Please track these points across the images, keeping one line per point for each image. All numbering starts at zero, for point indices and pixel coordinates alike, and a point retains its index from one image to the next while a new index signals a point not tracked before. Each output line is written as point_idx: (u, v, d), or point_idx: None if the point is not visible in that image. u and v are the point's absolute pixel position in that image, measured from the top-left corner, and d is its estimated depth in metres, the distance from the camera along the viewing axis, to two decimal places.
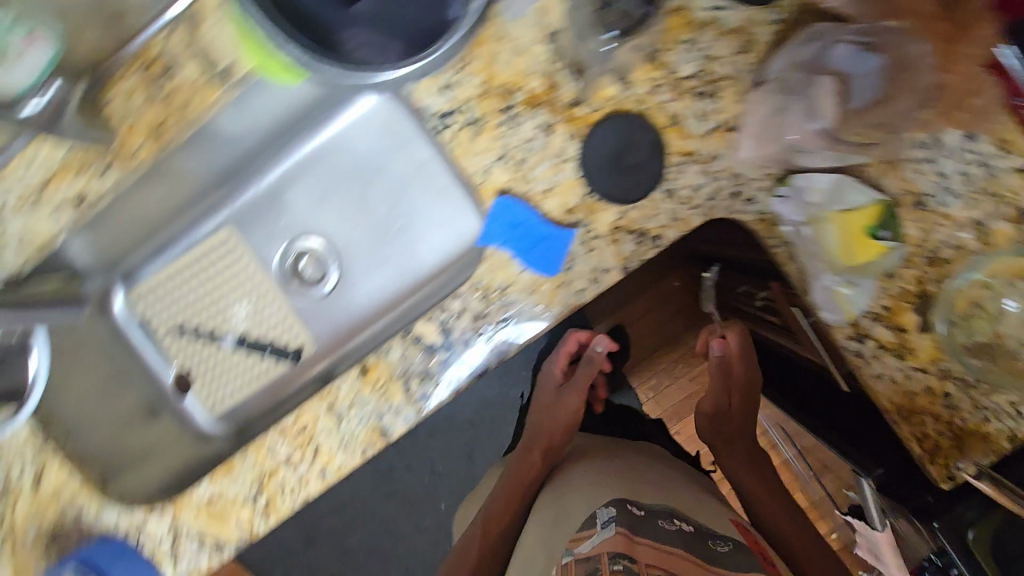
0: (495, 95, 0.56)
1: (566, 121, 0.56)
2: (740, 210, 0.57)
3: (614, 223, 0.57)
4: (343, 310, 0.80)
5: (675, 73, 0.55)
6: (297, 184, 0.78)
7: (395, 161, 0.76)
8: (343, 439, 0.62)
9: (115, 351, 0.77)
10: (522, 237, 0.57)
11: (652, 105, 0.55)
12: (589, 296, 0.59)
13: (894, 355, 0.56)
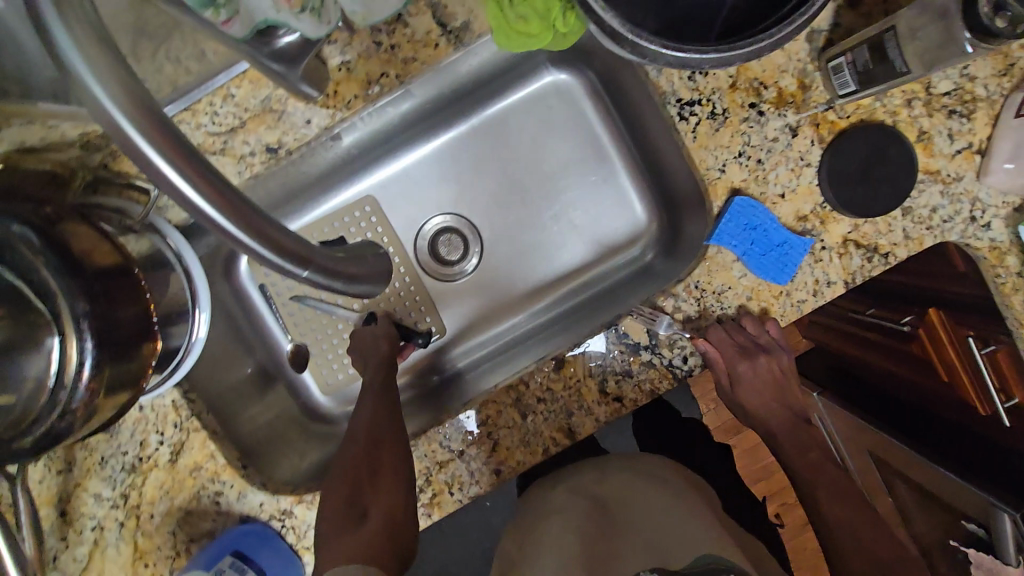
0: (744, 89, 0.54)
1: (813, 125, 0.54)
2: (972, 236, 0.56)
3: (845, 236, 0.55)
4: (480, 297, 0.74)
5: (928, 89, 0.54)
6: (451, 158, 0.72)
7: (560, 144, 0.72)
8: (526, 435, 0.57)
9: (236, 312, 0.70)
10: (757, 241, 0.54)
11: (903, 118, 0.54)
12: (807, 309, 0.56)
13: None
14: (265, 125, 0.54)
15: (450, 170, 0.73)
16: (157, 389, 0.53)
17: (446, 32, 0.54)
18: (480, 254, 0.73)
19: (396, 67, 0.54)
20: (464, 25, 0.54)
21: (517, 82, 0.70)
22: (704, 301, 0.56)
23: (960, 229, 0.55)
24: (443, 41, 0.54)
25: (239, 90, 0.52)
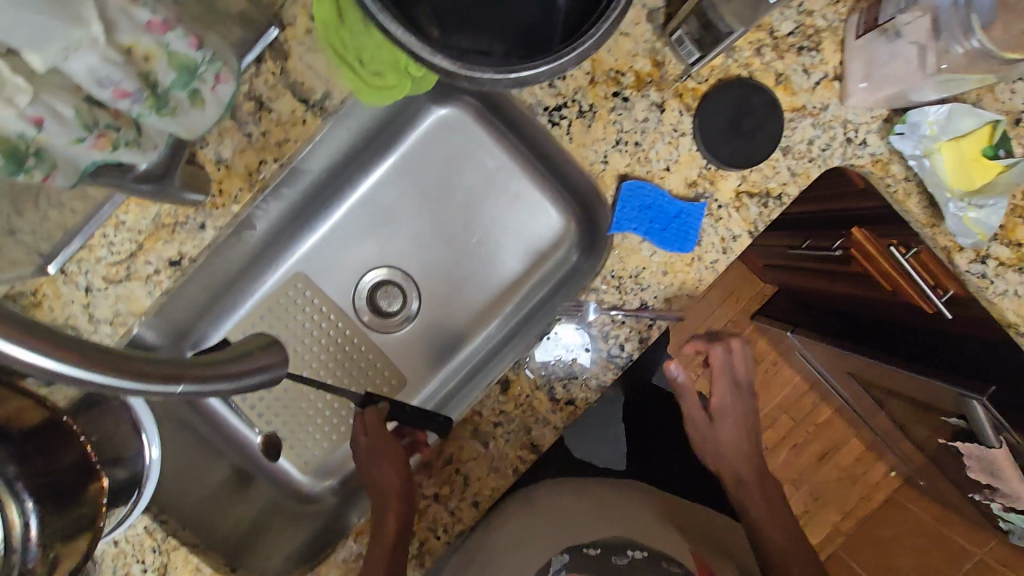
0: (603, 81, 0.56)
1: (677, 96, 0.56)
2: (854, 155, 0.58)
3: (736, 189, 0.57)
4: (429, 338, 0.76)
5: (774, 33, 0.56)
6: (365, 215, 0.74)
7: (464, 174, 0.74)
8: (492, 462, 0.57)
9: (197, 424, 0.70)
10: (654, 218, 0.57)
11: (758, 67, 0.56)
12: (721, 268, 0.58)
13: (1017, 269, 0.58)
14: (162, 239, 0.54)
15: (369, 224, 0.75)
16: (123, 522, 0.53)
17: (309, 107, 0.54)
18: (417, 299, 0.75)
19: (273, 152, 0.55)
20: (327, 94, 0.55)
21: (408, 126, 0.73)
22: (624, 287, 0.57)
23: (840, 153, 0.57)
24: (309, 115, 0.55)
25: (128, 214, 0.53)
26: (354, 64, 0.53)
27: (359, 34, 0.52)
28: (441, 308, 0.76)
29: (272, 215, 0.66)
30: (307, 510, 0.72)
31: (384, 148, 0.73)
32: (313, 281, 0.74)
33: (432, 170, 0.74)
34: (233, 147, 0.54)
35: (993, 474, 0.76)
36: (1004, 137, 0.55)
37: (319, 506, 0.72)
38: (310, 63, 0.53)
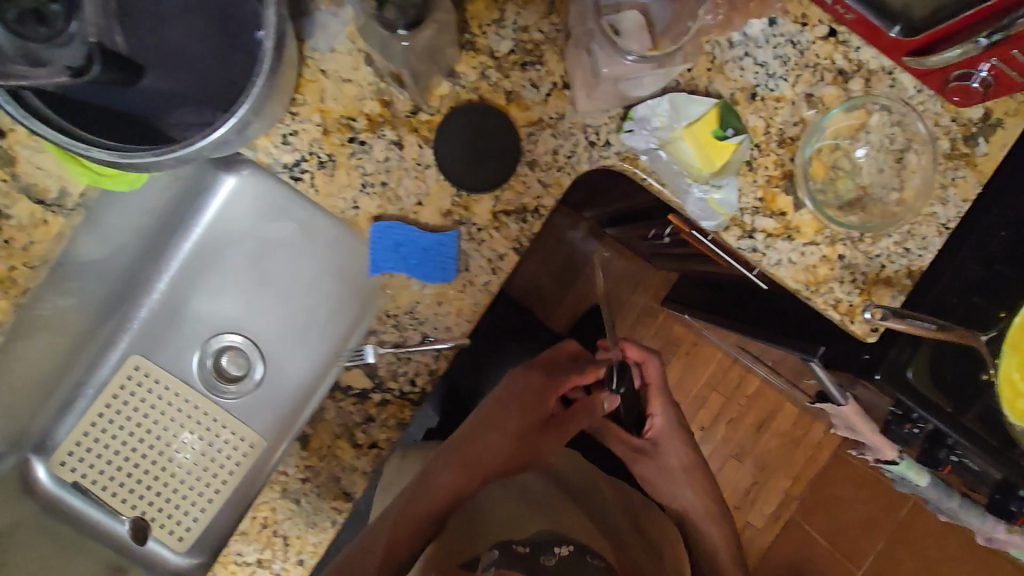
0: (340, 121, 0.84)
1: (416, 133, 0.84)
2: (604, 153, 0.87)
3: (494, 210, 0.86)
4: (277, 385, 1.04)
5: (493, 53, 0.84)
6: (192, 296, 1.04)
7: (277, 234, 0.99)
8: (281, 490, 0.87)
9: (48, 529, 0.94)
10: (406, 255, 0.85)
11: (484, 88, 0.84)
12: (495, 284, 0.88)
13: (786, 236, 0.90)
14: None
15: (224, 284, 1.03)
16: None
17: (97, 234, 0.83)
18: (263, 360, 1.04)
19: None
20: (67, 197, 0.82)
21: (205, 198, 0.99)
22: (401, 322, 0.87)
23: (588, 155, 0.87)
24: None
25: None
26: (84, 166, 0.79)
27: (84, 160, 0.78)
28: (289, 359, 1.04)
29: (38, 332, 0.88)
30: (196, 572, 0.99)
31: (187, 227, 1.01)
32: (146, 359, 1.03)
33: (247, 232, 1.00)
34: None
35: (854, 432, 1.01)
36: (732, 120, 0.87)
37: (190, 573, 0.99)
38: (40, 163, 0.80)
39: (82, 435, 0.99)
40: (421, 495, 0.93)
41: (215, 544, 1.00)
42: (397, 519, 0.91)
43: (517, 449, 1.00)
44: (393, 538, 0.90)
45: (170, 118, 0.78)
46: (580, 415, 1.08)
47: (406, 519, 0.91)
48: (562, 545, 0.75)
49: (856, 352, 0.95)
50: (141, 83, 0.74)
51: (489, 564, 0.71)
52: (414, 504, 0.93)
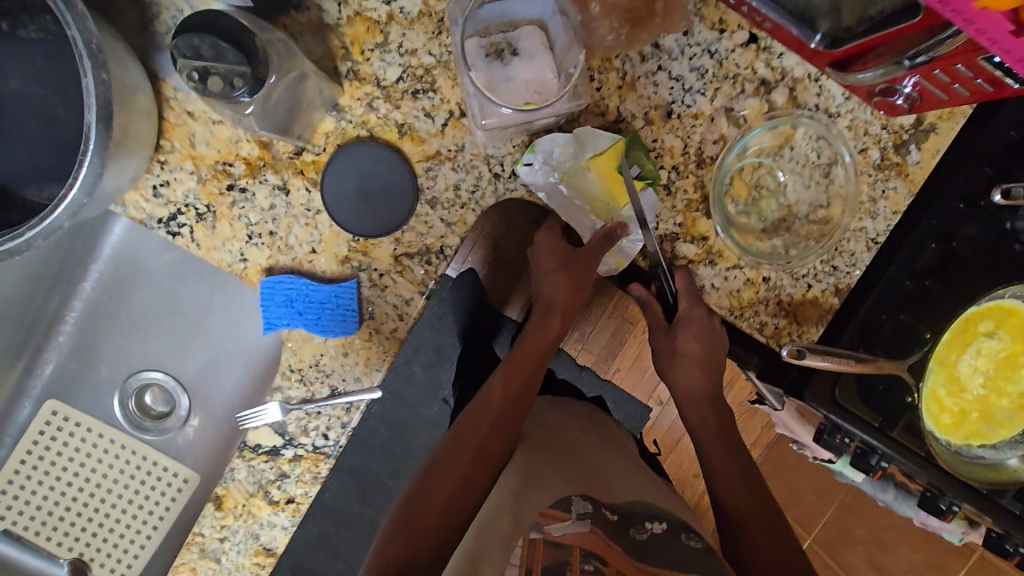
0: (614, 80, 0.79)
1: (718, 133, 0.81)
2: (853, 222, 0.85)
3: (705, 234, 0.84)
4: (199, 409, 1.13)
5: (789, 75, 0.80)
6: (119, 310, 1.08)
7: (188, 274, 1.05)
8: (284, 402, 0.85)
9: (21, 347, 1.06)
10: (566, 198, 0.82)
11: (790, 115, 0.82)
12: (761, 312, 0.87)
13: (962, 382, 0.87)
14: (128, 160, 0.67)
15: (141, 311, 1.08)
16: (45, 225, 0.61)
17: (307, 106, 0.75)
18: (183, 396, 1.12)
19: (267, 146, 0.77)
20: None
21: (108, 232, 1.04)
22: (429, 290, 0.83)
23: (878, 224, 0.86)
24: (354, 129, 0.78)
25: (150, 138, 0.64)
26: None
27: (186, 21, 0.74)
28: (200, 390, 1.12)
29: (53, 318, 1.07)
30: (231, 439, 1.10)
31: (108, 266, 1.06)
32: (85, 315, 1.09)
33: (152, 259, 1.04)
34: (166, 132, 0.76)
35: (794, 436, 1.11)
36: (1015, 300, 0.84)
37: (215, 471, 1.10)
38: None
39: (63, 340, 1.09)
40: (545, 313, 0.82)
41: (207, 473, 1.11)
42: (515, 358, 0.81)
43: (706, 384, 0.85)
44: (514, 381, 0.80)
45: (283, 15, 0.74)
46: (707, 346, 0.83)
47: (524, 353, 0.81)
48: (689, 534, 0.75)
49: (898, 410, 0.91)
50: None
51: (589, 515, 0.69)
52: (544, 247, 0.81)
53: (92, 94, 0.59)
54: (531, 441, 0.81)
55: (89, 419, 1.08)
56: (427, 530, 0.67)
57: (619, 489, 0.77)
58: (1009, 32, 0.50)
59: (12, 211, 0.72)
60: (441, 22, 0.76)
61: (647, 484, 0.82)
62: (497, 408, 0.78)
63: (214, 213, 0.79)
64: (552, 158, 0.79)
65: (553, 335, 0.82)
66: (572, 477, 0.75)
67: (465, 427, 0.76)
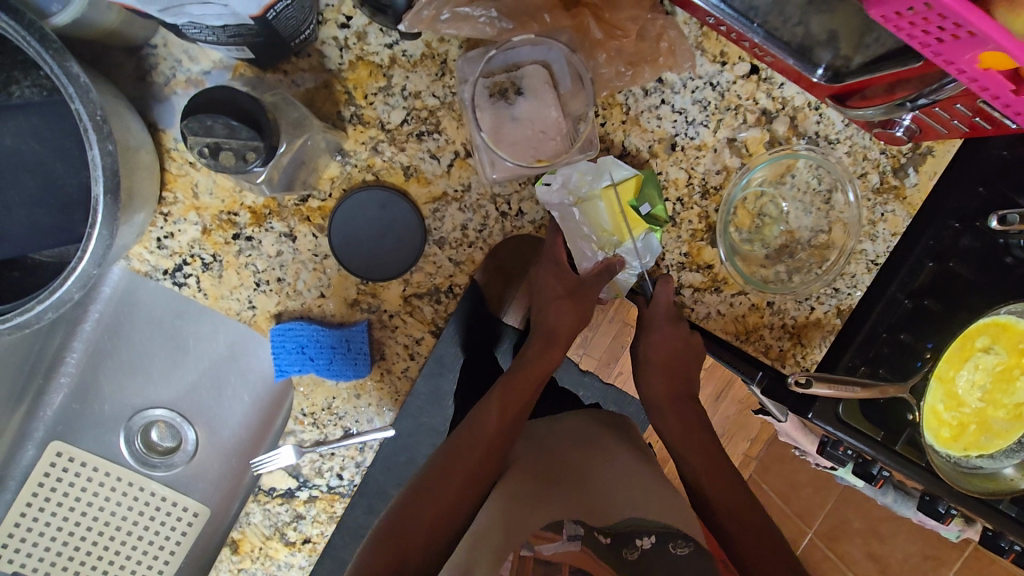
0: (617, 117, 0.80)
1: (720, 164, 0.83)
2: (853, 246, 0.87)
3: (710, 263, 0.86)
4: (205, 444, 1.09)
5: (787, 104, 0.82)
6: (119, 350, 1.03)
7: (193, 312, 1.01)
8: (298, 442, 0.85)
9: (23, 395, 1.01)
10: (576, 225, 0.81)
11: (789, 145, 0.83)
12: (768, 336, 0.89)
13: (958, 396, 0.89)
14: None
15: (144, 349, 1.03)
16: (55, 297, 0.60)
17: (316, 153, 0.75)
18: (189, 432, 1.08)
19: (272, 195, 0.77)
20: None
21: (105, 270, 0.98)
22: (441, 328, 0.83)
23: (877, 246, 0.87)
24: (359, 174, 0.78)
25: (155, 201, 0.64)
26: None
27: (187, 72, 0.73)
28: (206, 427, 1.08)
29: (51, 361, 1.01)
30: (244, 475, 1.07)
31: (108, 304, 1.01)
32: (83, 356, 1.03)
33: (154, 296, 1.00)
34: (171, 184, 0.76)
35: (792, 440, 1.14)
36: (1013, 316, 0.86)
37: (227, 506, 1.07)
38: (161, 52, 0.72)
39: (63, 384, 1.03)
40: (547, 341, 0.79)
41: (218, 508, 1.09)
42: (510, 381, 0.77)
43: (676, 388, 0.85)
44: (510, 408, 0.75)
45: (286, 64, 0.74)
46: (673, 353, 0.84)
47: (522, 377, 0.77)
48: (680, 540, 0.66)
49: (904, 422, 0.91)
50: (294, 40, 0.69)
51: (582, 536, 0.63)
52: (550, 273, 0.80)
53: (98, 166, 0.58)
54: (525, 465, 0.76)
55: (93, 460, 1.05)
56: (411, 545, 0.63)
57: (618, 505, 0.71)
58: (1010, 91, 0.50)
59: (14, 271, 0.70)
60: (444, 66, 0.76)
61: (650, 492, 0.74)
62: (492, 432, 0.73)
63: (220, 262, 0.78)
64: (570, 182, 0.78)
65: (553, 364, 0.78)
66: (574, 499, 0.70)
67: (466, 437, 0.73)
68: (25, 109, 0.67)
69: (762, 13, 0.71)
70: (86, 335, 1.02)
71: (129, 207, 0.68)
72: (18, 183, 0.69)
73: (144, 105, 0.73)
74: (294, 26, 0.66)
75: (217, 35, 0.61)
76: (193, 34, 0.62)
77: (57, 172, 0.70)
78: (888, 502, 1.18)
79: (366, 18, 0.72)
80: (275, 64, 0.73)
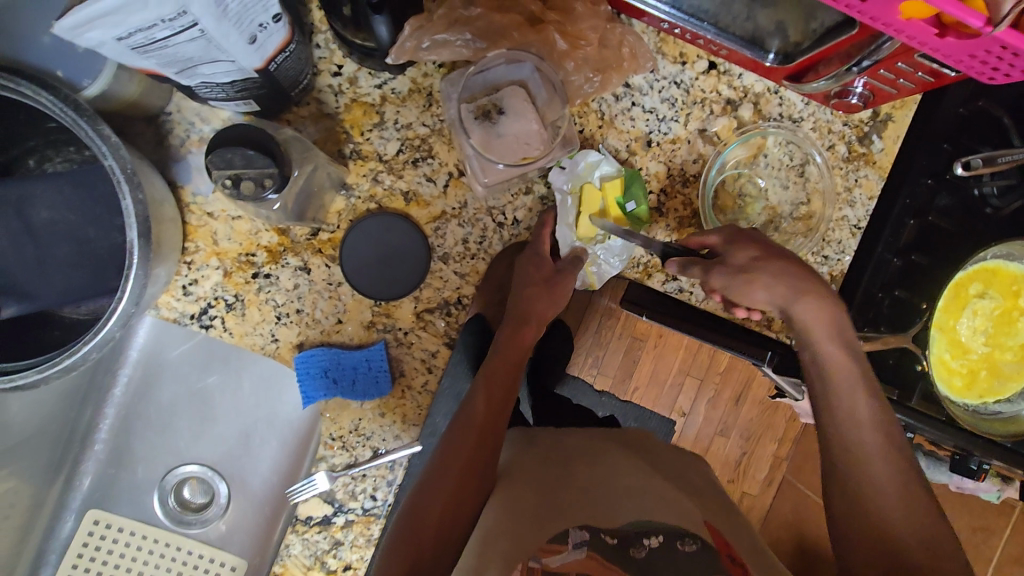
0: (594, 123, 0.87)
1: (695, 153, 0.89)
2: (834, 213, 0.91)
3: None
4: (237, 496, 1.09)
5: (748, 90, 0.88)
6: (148, 411, 1.06)
7: (214, 365, 1.03)
8: (331, 468, 0.87)
9: (61, 465, 1.03)
10: (561, 213, 0.86)
11: (756, 128, 0.89)
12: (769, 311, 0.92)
13: (958, 342, 0.91)
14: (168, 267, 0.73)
15: (172, 407, 1.06)
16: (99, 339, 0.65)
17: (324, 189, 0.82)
18: (222, 484, 1.09)
19: (285, 232, 0.83)
20: None
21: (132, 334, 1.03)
22: (455, 338, 0.87)
23: (857, 211, 0.92)
24: (364, 205, 0.84)
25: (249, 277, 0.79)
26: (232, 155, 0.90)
27: (201, 131, 0.80)
28: (236, 479, 1.09)
29: (85, 429, 1.04)
30: (279, 524, 1.07)
31: (136, 367, 1.04)
32: (115, 421, 1.06)
33: (176, 354, 1.03)
34: (195, 235, 0.82)
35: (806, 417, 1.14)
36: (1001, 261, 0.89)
37: (265, 557, 1.07)
38: (175, 116, 0.80)
39: (99, 451, 1.06)
40: (519, 323, 0.83)
41: (256, 560, 1.08)
42: (490, 368, 0.80)
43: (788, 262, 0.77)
44: (495, 394, 0.78)
45: (288, 113, 0.81)
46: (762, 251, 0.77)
47: (498, 363, 0.80)
48: (684, 538, 0.62)
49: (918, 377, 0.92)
50: (294, 90, 0.77)
51: (587, 543, 0.60)
52: (530, 263, 0.84)
53: (133, 214, 0.65)
54: (526, 473, 0.75)
55: (130, 524, 1.06)
56: (421, 553, 0.65)
57: (621, 508, 0.67)
58: (934, 35, 0.55)
59: (55, 329, 0.77)
60: (431, 97, 0.83)
61: (651, 487, 0.72)
62: (479, 423, 0.75)
63: (242, 300, 0.83)
64: (575, 171, 0.85)
65: (527, 344, 0.83)
66: (574, 504, 0.68)
67: (459, 427, 0.74)
68: (58, 180, 0.74)
69: (712, 12, 0.78)
70: (117, 399, 1.05)
71: (160, 254, 0.74)
72: (55, 250, 0.74)
73: (165, 166, 0.80)
74: (292, 75, 0.74)
75: (226, 90, 0.69)
76: (205, 93, 0.69)
77: (90, 235, 0.76)
78: (923, 471, 1.17)
79: (356, 64, 0.80)
80: (279, 115, 0.81)
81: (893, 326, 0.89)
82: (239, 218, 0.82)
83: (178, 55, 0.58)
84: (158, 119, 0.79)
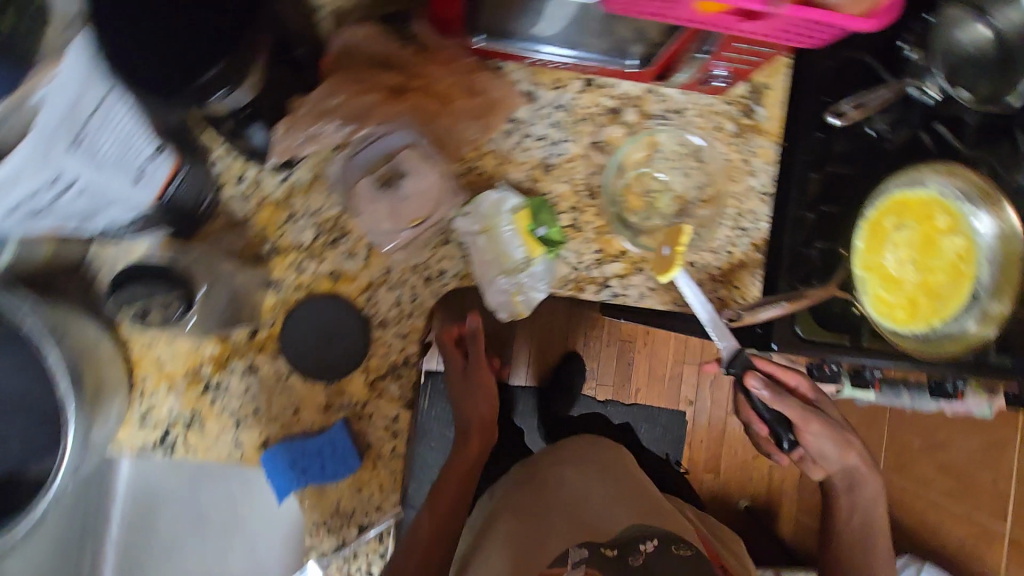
0: (491, 164, 0.91)
1: (593, 165, 0.93)
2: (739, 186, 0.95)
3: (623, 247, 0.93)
4: None
5: (627, 95, 0.93)
6: (141, 547, 1.04)
7: (195, 482, 1.02)
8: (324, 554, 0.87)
9: None
10: (479, 255, 0.90)
11: (644, 127, 0.94)
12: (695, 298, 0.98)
13: (886, 278, 0.85)
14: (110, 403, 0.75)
15: (163, 537, 1.04)
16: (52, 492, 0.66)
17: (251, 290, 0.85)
18: None
19: (225, 339, 0.85)
20: None
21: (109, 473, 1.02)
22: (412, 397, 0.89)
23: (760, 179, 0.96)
24: (294, 294, 0.87)
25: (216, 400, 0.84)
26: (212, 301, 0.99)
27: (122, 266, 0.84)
28: None
29: None
30: None
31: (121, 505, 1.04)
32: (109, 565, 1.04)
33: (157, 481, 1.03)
34: (138, 363, 0.84)
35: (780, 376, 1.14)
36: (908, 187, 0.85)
37: None
38: (95, 259, 0.83)
39: None
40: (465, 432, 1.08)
41: None
42: (434, 493, 1.01)
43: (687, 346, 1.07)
44: (438, 512, 0.98)
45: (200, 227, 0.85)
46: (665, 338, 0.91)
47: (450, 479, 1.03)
48: (679, 543, 0.96)
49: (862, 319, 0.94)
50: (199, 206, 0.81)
51: (584, 560, 0.90)
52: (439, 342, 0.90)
53: (59, 368, 0.67)
54: (500, 530, 1.00)
55: None
56: None
57: (613, 522, 0.98)
58: (739, 20, 0.62)
59: None
60: (330, 178, 0.87)
61: (624, 508, 1.01)
62: (428, 535, 0.95)
63: (199, 415, 0.85)
64: (483, 211, 0.88)
65: (473, 453, 1.07)
66: (572, 530, 0.97)
67: (410, 542, 0.93)
68: None
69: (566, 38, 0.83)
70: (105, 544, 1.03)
71: (103, 392, 0.76)
72: None
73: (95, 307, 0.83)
74: (191, 195, 0.78)
75: (132, 226, 0.74)
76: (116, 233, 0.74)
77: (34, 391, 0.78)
78: (909, 405, 1.17)
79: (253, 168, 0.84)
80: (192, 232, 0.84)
81: (822, 276, 0.92)
82: (176, 337, 0.84)
83: (71, 211, 0.62)
84: (79, 264, 0.82)
